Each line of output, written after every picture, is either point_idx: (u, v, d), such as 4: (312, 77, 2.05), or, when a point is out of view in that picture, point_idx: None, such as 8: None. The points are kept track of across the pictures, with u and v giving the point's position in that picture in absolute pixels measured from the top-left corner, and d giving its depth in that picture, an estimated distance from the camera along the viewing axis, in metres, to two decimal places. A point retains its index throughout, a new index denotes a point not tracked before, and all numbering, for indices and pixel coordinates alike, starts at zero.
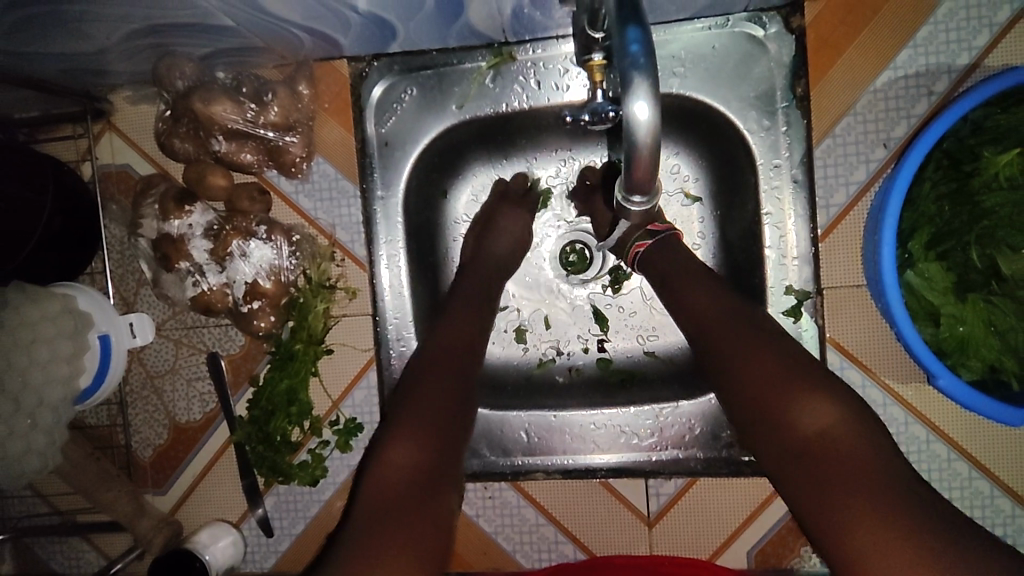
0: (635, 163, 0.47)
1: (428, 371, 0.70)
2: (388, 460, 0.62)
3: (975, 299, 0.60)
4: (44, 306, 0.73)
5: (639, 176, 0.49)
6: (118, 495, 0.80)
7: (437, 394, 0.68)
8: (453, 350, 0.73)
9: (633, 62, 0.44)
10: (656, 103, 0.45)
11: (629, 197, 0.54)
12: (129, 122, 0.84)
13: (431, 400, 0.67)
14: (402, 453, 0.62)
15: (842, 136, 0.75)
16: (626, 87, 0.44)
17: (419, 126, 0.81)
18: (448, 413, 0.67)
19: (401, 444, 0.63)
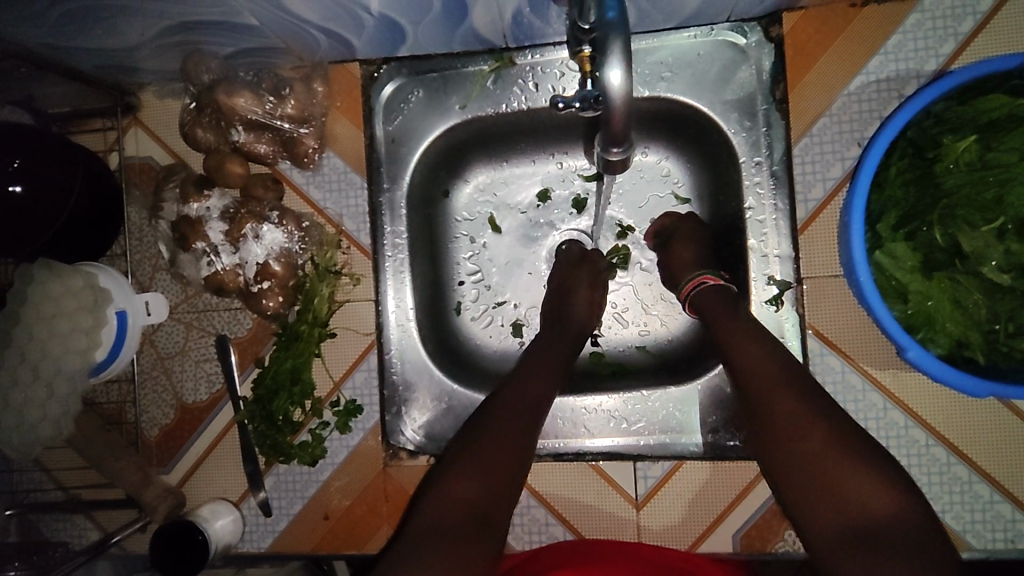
0: (611, 117, 0.55)
1: (499, 406, 0.73)
2: (447, 495, 0.67)
3: (941, 277, 0.65)
4: (66, 281, 0.78)
5: (616, 132, 0.56)
6: (127, 464, 0.84)
7: (503, 434, 0.71)
8: (524, 385, 0.75)
9: (609, 26, 0.52)
10: (627, 66, 0.53)
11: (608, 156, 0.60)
12: (155, 117, 0.90)
13: (498, 438, 0.71)
14: (465, 490, 0.67)
15: (818, 135, 0.80)
16: (605, 49, 0.52)
17: (425, 125, 0.87)
18: (509, 451, 0.70)
19: (464, 480, 0.68)
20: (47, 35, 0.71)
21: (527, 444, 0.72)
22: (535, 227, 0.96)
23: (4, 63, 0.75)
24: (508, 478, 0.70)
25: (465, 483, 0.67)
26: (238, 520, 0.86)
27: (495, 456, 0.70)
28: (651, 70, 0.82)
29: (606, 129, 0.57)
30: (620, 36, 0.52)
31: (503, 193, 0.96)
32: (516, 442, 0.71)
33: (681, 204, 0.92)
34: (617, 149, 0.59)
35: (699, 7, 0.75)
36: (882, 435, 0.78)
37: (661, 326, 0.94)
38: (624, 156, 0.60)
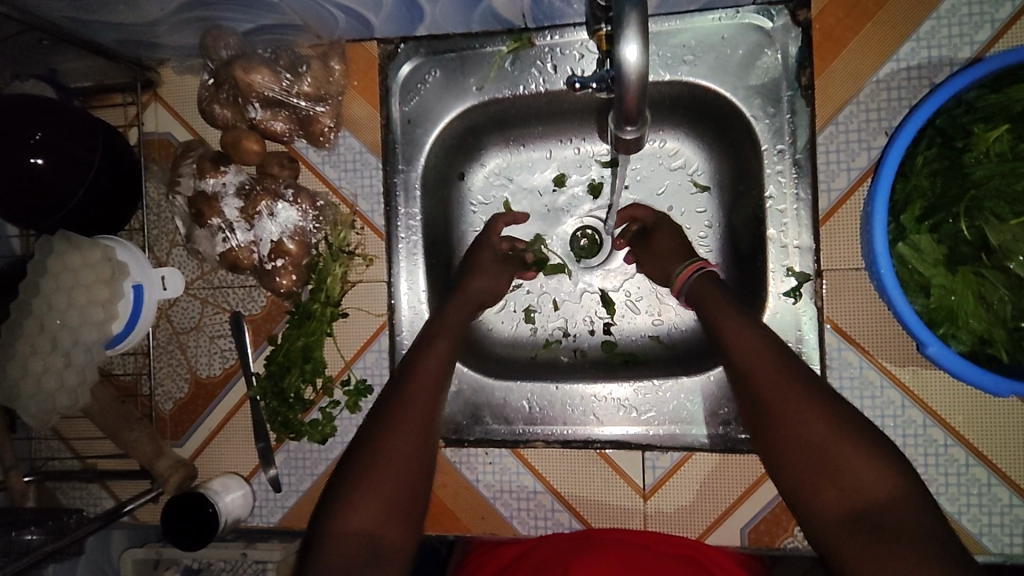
0: (625, 94, 0.54)
1: (395, 422, 0.69)
2: (345, 520, 0.63)
3: (965, 272, 0.63)
4: (85, 253, 0.79)
5: (630, 106, 0.55)
6: (139, 436, 0.85)
7: (402, 451, 0.67)
8: (418, 396, 0.71)
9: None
10: (644, 40, 0.51)
11: (621, 132, 0.59)
12: (174, 93, 0.91)
13: (397, 455, 0.67)
14: (361, 511, 0.63)
15: (844, 123, 0.77)
16: (621, 23, 0.51)
17: (441, 105, 0.86)
18: (411, 467, 0.67)
19: (362, 504, 0.64)
20: (68, 8, 0.72)
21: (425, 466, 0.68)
22: (552, 212, 0.97)
23: (27, 35, 0.75)
24: (407, 497, 0.66)
25: (359, 504, 0.63)
26: (248, 495, 0.87)
27: (393, 475, 0.66)
28: (672, 53, 0.81)
29: (619, 104, 0.55)
30: (636, 9, 0.51)
31: (520, 176, 0.96)
32: (412, 460, 0.67)
33: (700, 192, 0.91)
34: (631, 125, 0.58)
35: None
36: (899, 433, 0.76)
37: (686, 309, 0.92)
38: (638, 134, 0.59)
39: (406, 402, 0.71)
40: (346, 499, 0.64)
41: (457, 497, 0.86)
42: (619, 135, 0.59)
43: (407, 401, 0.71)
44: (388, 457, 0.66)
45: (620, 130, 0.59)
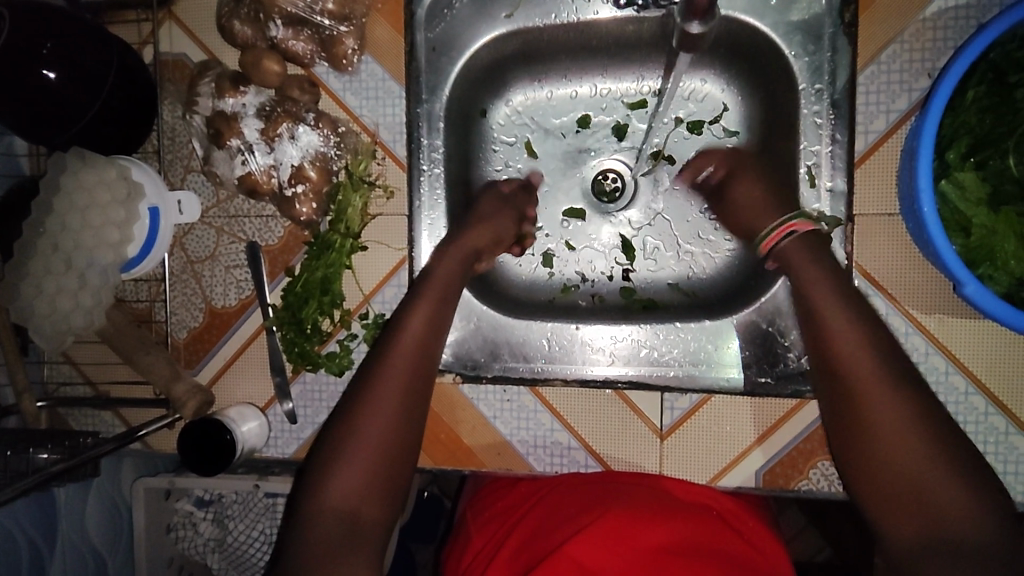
0: None
1: (380, 381, 0.67)
2: (326, 486, 0.63)
3: (1008, 212, 0.61)
4: (99, 172, 0.77)
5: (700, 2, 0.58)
6: (156, 359, 0.83)
7: (382, 434, 0.65)
8: (396, 363, 0.69)
9: None
10: None
11: (687, 26, 0.64)
12: (190, 12, 0.87)
13: (370, 439, 0.65)
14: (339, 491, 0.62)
15: (887, 63, 0.75)
16: None
17: (467, 32, 0.83)
18: (393, 439, 0.65)
19: (341, 469, 0.63)
20: None
21: (401, 450, 0.66)
22: (576, 154, 0.95)
23: None
24: (380, 482, 0.64)
25: (337, 483, 0.63)
26: (264, 425, 0.87)
27: (368, 458, 0.64)
28: None
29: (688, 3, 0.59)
30: None
31: (544, 116, 0.94)
32: (388, 443, 0.65)
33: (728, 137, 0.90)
34: (698, 20, 0.62)
35: None
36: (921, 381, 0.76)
37: (721, 243, 0.91)
38: (704, 28, 0.64)
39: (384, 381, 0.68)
40: (321, 479, 0.63)
41: (474, 433, 0.86)
42: (686, 30, 0.64)
43: (385, 378, 0.68)
44: (364, 440, 0.64)
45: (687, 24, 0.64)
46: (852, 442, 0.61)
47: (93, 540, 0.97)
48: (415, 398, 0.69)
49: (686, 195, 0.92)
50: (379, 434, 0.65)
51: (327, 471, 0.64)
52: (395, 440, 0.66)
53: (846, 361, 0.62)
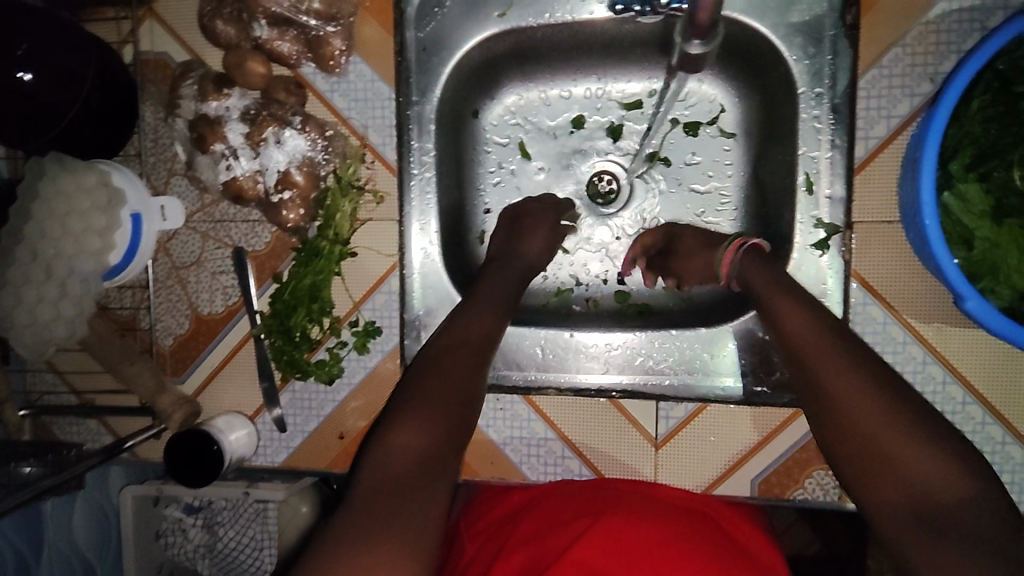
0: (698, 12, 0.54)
1: (450, 351, 0.69)
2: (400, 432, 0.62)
3: (1012, 224, 0.60)
4: (79, 178, 0.75)
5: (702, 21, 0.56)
6: (140, 370, 0.82)
7: (451, 400, 0.65)
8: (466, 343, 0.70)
9: None
10: None
11: (688, 46, 0.61)
12: (171, 9, 0.84)
13: (440, 400, 0.64)
14: (408, 443, 0.61)
15: (888, 67, 0.73)
16: None
17: (458, 33, 0.81)
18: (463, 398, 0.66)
19: (413, 419, 0.63)
20: None
21: (462, 414, 0.66)
22: (570, 155, 0.93)
23: None
24: (446, 445, 0.63)
25: (407, 435, 0.61)
26: (253, 434, 0.86)
27: (442, 409, 0.64)
28: None
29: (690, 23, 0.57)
30: None
31: (537, 116, 0.92)
32: (454, 407, 0.65)
33: (725, 139, 0.88)
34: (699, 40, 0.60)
35: None
36: (918, 390, 0.75)
37: None
38: (704, 49, 0.61)
39: (455, 347, 0.69)
40: (396, 421, 0.62)
41: (467, 442, 0.85)
42: (687, 49, 0.62)
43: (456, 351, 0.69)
44: (438, 392, 0.65)
45: (688, 44, 0.60)
46: (832, 432, 0.58)
47: (80, 547, 0.96)
48: (479, 371, 0.69)
49: (681, 198, 0.90)
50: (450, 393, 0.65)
51: (396, 423, 0.63)
52: (466, 402, 0.66)
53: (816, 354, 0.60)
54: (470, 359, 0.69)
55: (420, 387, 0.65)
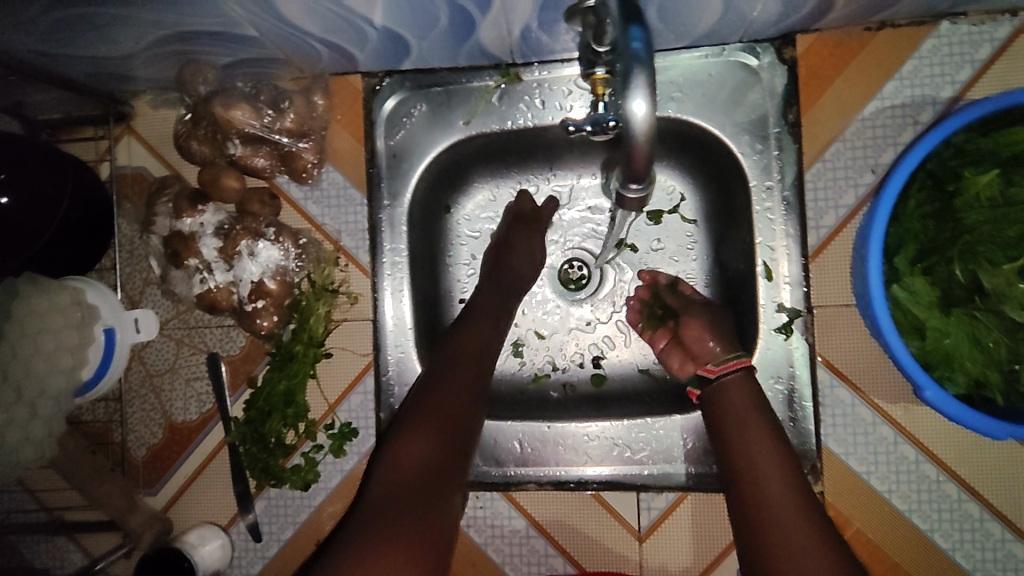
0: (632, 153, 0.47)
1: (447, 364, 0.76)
2: (406, 446, 0.69)
3: (960, 314, 0.62)
4: (52, 297, 0.76)
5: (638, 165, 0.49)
6: (111, 489, 0.83)
7: (450, 410, 0.72)
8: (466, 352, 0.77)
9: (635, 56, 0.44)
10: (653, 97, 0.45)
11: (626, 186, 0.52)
12: (148, 127, 0.87)
13: (441, 409, 0.72)
14: (416, 449, 0.69)
15: (832, 161, 0.78)
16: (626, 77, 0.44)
17: (426, 140, 0.84)
18: (459, 401, 0.73)
19: (419, 434, 0.70)
20: (36, 42, 0.69)
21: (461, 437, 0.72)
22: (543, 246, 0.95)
23: None
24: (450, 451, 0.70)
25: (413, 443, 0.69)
26: (226, 545, 0.83)
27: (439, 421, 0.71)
28: (661, 89, 0.80)
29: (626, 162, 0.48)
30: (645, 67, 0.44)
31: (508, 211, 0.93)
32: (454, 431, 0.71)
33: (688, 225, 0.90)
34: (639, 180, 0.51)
35: (714, 26, 0.73)
36: (892, 470, 0.76)
37: None
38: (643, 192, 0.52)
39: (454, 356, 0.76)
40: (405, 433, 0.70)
41: None
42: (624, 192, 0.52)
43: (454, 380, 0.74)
44: (437, 403, 0.72)
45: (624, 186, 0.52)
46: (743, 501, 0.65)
47: None
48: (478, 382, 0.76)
49: None
50: (446, 399, 0.72)
51: (409, 431, 0.70)
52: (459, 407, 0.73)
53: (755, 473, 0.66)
54: (470, 367, 0.76)
55: (421, 406, 0.72)
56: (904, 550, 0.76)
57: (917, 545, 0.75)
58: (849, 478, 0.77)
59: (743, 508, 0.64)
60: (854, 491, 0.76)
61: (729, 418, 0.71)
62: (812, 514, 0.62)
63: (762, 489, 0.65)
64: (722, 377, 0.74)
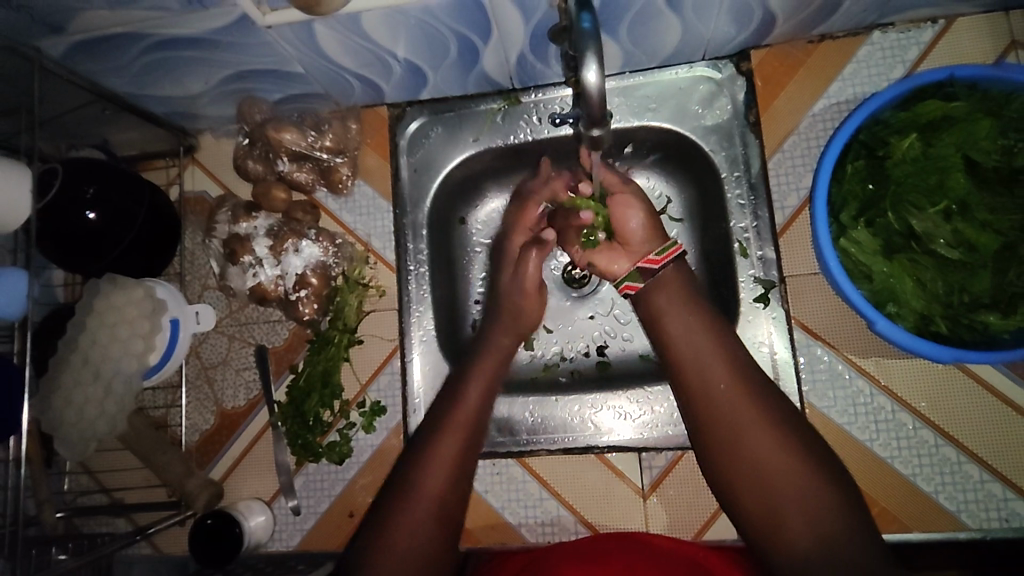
0: (590, 108, 0.61)
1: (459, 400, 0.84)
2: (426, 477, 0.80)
3: (901, 258, 0.75)
4: (129, 292, 0.89)
5: (595, 114, 0.62)
6: (170, 459, 0.93)
7: (460, 440, 0.82)
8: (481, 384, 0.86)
9: (586, 34, 0.58)
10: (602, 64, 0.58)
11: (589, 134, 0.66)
12: (210, 157, 1.04)
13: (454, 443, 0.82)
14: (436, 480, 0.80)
15: (790, 151, 0.90)
16: (581, 50, 0.57)
17: (442, 156, 0.99)
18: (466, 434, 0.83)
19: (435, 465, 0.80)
20: (129, 84, 0.86)
21: (467, 462, 0.83)
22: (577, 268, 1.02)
23: (92, 106, 0.90)
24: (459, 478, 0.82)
25: (432, 473, 0.80)
26: (270, 519, 0.92)
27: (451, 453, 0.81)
28: (638, 103, 0.93)
29: (586, 113, 0.62)
30: (594, 43, 0.57)
31: None
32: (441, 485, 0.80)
33: (674, 224, 0.99)
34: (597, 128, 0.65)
35: (678, 47, 0.87)
36: (871, 420, 0.83)
37: None
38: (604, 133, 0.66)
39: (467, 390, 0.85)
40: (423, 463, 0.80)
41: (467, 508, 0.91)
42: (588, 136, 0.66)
43: (457, 412, 0.83)
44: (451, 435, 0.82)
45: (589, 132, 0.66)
46: (698, 404, 0.78)
47: None
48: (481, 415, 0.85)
49: None
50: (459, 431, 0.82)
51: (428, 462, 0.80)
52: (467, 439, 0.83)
53: (716, 387, 0.77)
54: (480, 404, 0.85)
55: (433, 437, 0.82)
56: (892, 494, 0.82)
57: (901, 488, 0.81)
58: (833, 429, 0.84)
59: (710, 436, 0.77)
60: (840, 442, 0.83)
61: (678, 342, 0.81)
62: (769, 423, 0.75)
63: (713, 397, 0.77)
64: (665, 268, 0.86)
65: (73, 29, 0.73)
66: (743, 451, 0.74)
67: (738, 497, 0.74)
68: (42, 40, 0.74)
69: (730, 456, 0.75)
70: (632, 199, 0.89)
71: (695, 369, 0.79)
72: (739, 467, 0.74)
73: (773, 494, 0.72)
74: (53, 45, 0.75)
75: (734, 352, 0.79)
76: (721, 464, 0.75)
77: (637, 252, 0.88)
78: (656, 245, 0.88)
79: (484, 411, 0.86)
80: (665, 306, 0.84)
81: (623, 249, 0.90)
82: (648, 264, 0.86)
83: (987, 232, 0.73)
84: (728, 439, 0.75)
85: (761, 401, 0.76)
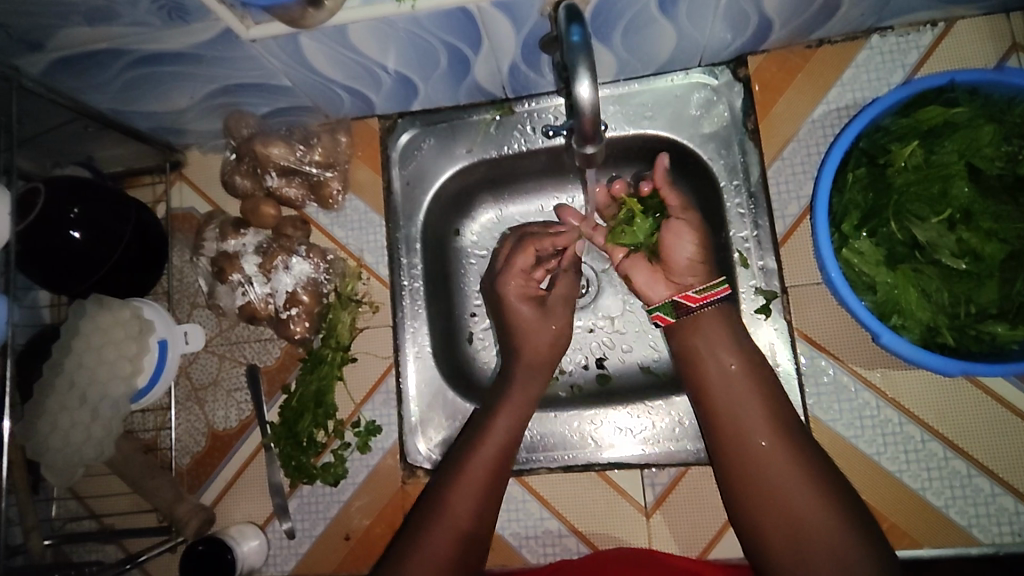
0: (582, 125, 0.59)
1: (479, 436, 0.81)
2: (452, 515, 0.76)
3: (904, 268, 0.73)
4: (115, 313, 0.87)
5: (587, 130, 0.60)
6: (162, 483, 0.90)
7: (480, 473, 0.79)
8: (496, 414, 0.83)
9: (577, 49, 0.56)
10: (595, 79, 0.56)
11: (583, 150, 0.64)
12: (197, 173, 1.02)
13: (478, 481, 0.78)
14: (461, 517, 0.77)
15: (789, 158, 0.88)
16: (572, 65, 0.55)
17: (435, 168, 0.97)
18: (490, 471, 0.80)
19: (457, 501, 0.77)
20: (112, 100, 0.84)
21: (491, 503, 0.80)
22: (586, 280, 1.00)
23: (76, 123, 0.87)
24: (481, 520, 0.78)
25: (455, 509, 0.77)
26: (263, 544, 0.90)
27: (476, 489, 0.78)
28: (634, 111, 0.91)
29: (578, 130, 0.60)
30: (586, 57, 0.55)
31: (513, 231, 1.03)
32: (441, 565, 0.74)
33: None
34: (591, 144, 0.63)
35: (673, 53, 0.85)
36: (878, 433, 0.81)
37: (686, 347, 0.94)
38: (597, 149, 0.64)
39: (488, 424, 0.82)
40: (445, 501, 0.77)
41: None
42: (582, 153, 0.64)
43: (480, 446, 0.80)
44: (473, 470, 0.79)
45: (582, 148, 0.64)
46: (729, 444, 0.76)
47: None
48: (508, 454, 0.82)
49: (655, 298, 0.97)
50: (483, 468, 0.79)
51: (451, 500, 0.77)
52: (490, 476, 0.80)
53: (741, 425, 0.75)
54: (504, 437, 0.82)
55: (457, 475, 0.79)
56: (901, 510, 0.80)
57: (910, 503, 0.80)
58: (839, 443, 0.82)
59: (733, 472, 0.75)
60: (847, 456, 0.81)
61: (708, 378, 0.79)
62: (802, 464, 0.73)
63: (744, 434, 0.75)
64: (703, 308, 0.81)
65: (53, 46, 0.70)
66: (773, 491, 0.72)
67: (765, 541, 0.72)
68: (21, 57, 0.72)
69: (753, 494, 0.73)
70: (685, 229, 0.83)
71: (726, 405, 0.77)
72: (767, 508, 0.72)
73: (802, 538, 0.69)
74: (32, 62, 0.73)
75: (765, 390, 0.77)
76: (751, 503, 0.73)
77: (677, 284, 0.84)
78: (700, 281, 0.82)
79: (507, 447, 0.82)
80: (693, 338, 0.81)
81: (663, 275, 0.85)
82: (684, 299, 0.81)
83: (992, 241, 0.71)
84: (758, 479, 0.73)
85: (791, 439, 0.74)
